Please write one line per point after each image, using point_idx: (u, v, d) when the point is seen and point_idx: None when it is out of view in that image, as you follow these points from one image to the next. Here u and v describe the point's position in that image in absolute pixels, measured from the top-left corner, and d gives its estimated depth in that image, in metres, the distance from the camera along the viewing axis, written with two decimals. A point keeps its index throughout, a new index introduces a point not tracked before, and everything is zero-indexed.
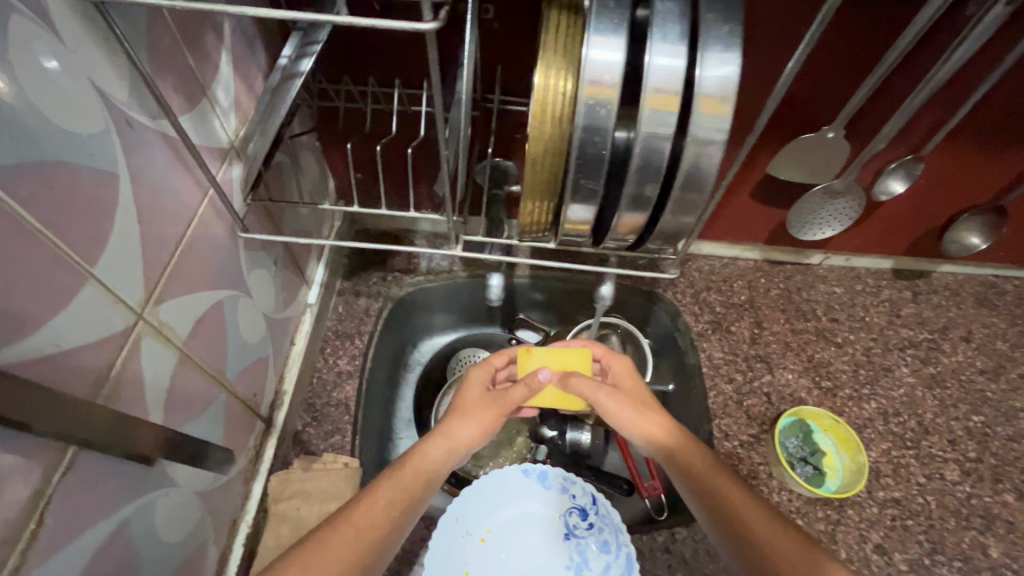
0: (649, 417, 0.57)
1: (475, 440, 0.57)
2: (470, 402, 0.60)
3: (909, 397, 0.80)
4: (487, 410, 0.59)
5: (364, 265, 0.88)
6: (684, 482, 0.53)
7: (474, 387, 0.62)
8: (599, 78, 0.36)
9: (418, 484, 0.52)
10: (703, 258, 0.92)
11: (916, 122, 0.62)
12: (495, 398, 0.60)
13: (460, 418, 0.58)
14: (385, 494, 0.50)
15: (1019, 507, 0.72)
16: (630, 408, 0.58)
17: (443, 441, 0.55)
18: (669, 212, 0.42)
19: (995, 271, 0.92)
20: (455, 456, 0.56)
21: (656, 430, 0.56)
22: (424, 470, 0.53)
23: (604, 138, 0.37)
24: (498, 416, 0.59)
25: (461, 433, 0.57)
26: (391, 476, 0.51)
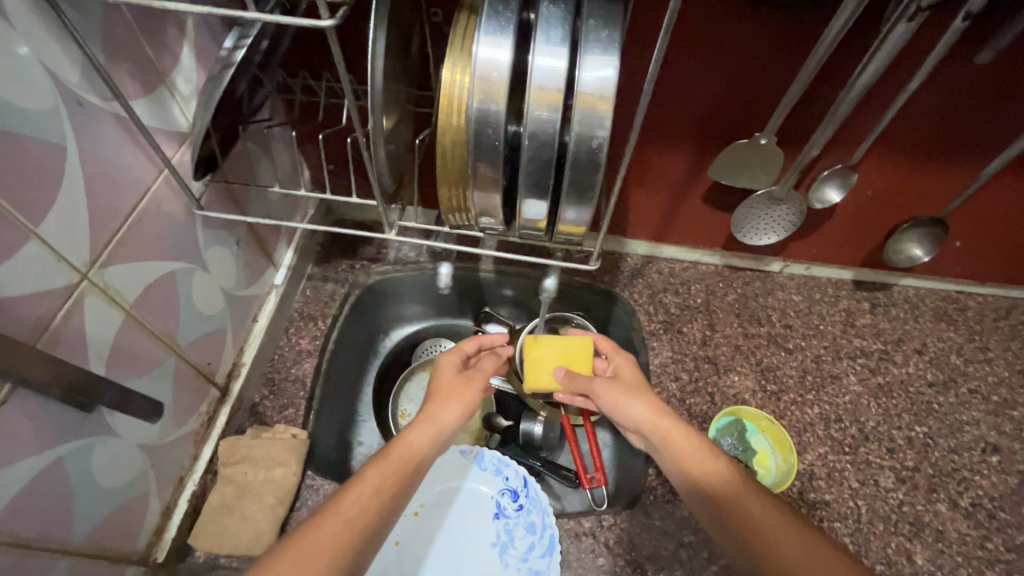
0: (635, 398, 0.61)
1: (459, 420, 0.58)
2: (447, 386, 0.61)
3: (853, 404, 0.81)
4: (466, 390, 0.61)
5: (335, 252, 0.92)
6: (670, 462, 0.57)
7: (448, 370, 0.63)
8: (488, 75, 0.39)
9: (409, 466, 0.51)
10: (664, 260, 0.94)
11: (847, 130, 0.65)
12: (471, 380, 0.62)
13: (442, 400, 0.59)
14: (372, 480, 0.48)
15: (950, 517, 0.73)
16: (618, 392, 0.63)
17: (428, 427, 0.55)
18: (566, 203, 0.45)
19: (956, 285, 0.92)
20: (440, 439, 0.55)
21: (647, 410, 0.60)
22: (412, 453, 0.52)
23: (495, 130, 0.41)
24: (477, 393, 0.61)
25: (445, 414, 0.57)
26: (379, 464, 0.50)
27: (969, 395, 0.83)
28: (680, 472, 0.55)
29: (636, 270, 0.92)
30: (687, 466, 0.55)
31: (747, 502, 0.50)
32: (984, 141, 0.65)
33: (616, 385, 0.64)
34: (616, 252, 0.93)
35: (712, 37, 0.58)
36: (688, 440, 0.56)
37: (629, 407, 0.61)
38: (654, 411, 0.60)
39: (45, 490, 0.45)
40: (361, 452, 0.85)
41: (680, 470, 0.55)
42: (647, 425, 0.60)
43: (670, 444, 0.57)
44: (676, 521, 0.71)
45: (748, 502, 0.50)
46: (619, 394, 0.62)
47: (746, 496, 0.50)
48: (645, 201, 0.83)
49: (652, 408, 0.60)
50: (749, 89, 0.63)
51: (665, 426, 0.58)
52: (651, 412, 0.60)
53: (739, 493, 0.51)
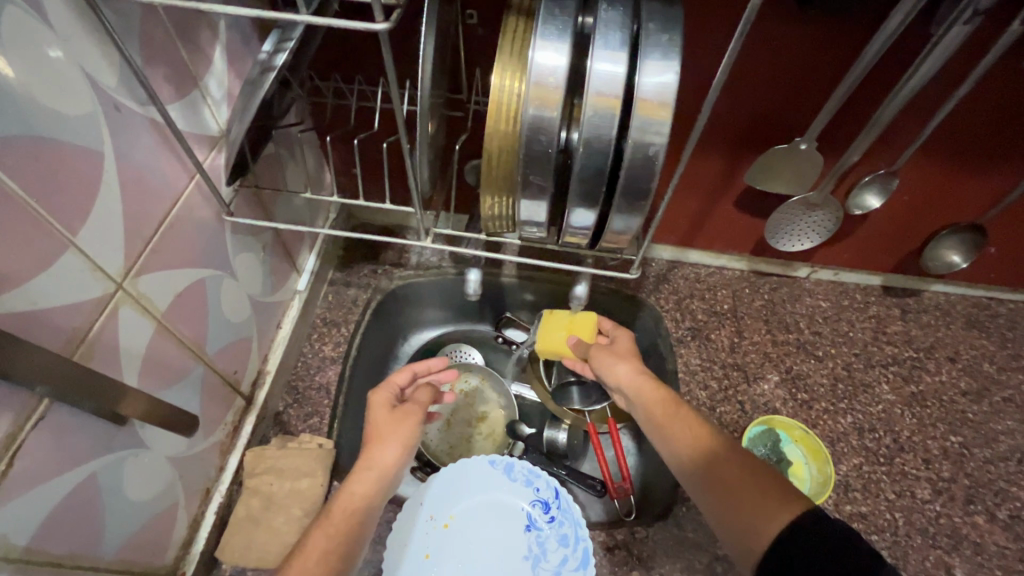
0: (623, 361, 0.62)
1: (401, 460, 0.56)
2: (380, 427, 0.57)
3: (886, 414, 0.80)
4: (402, 427, 0.57)
5: (357, 257, 0.92)
6: (640, 416, 0.58)
7: (379, 408, 0.58)
8: (544, 80, 0.38)
9: (352, 523, 0.51)
10: (690, 265, 0.93)
11: (891, 133, 0.63)
12: (408, 414, 0.58)
13: (376, 444, 0.55)
14: (319, 543, 0.49)
15: (989, 530, 0.71)
16: (606, 355, 0.64)
17: (369, 474, 0.53)
18: (617, 212, 0.44)
19: (988, 291, 0.91)
20: (383, 484, 0.54)
21: (624, 372, 0.61)
22: (354, 509, 0.52)
23: (549, 137, 0.39)
24: (414, 429, 0.57)
25: (381, 458, 0.54)
26: (323, 525, 0.50)
27: (1003, 404, 0.81)
28: (646, 428, 0.57)
29: (662, 275, 0.91)
30: (652, 421, 0.56)
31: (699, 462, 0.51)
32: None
33: (607, 349, 0.65)
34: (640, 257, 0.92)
35: (755, 40, 0.56)
36: (655, 397, 0.57)
37: (613, 366, 0.62)
38: (635, 371, 0.61)
39: (80, 505, 0.44)
40: None
41: (647, 425, 0.57)
42: (624, 383, 0.61)
43: (638, 401, 0.59)
44: (709, 533, 0.69)
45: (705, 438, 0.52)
46: (608, 358, 0.63)
47: (703, 452, 0.51)
48: (674, 206, 0.82)
49: (636, 369, 0.61)
50: (789, 94, 0.62)
51: (641, 384, 0.59)
52: (629, 373, 0.61)
53: (697, 448, 0.51)
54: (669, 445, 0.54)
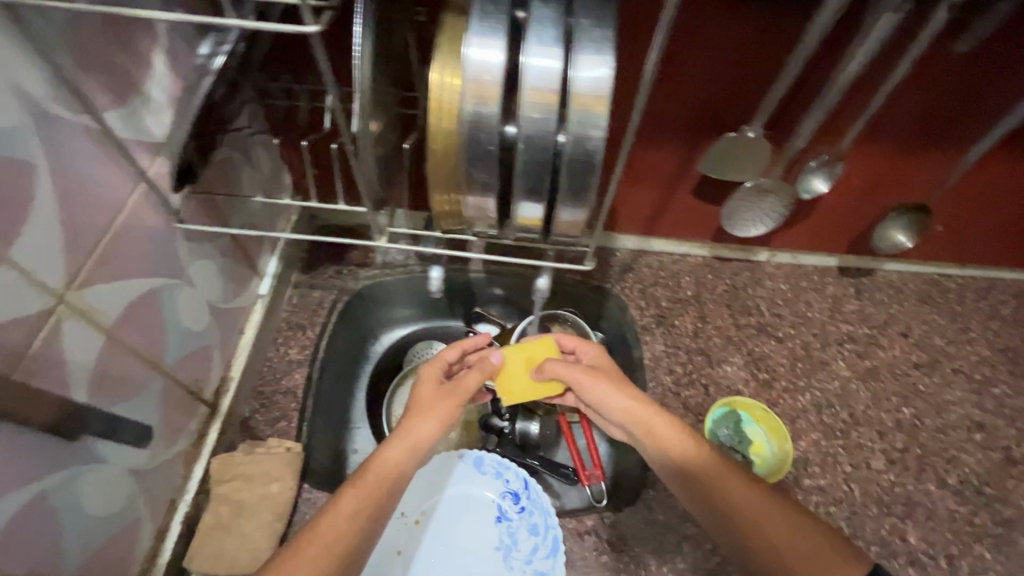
0: (619, 391, 0.60)
1: (437, 435, 0.57)
2: (424, 401, 0.58)
3: (843, 389, 0.83)
4: (442, 405, 0.58)
5: (321, 258, 0.91)
6: (657, 457, 0.57)
7: (427, 384, 0.60)
8: (480, 77, 0.38)
9: (385, 486, 0.52)
10: (653, 253, 0.94)
11: (834, 119, 0.65)
12: (451, 392, 0.60)
13: (419, 414, 0.57)
14: (350, 503, 0.50)
15: (940, 496, 0.75)
16: (601, 380, 0.62)
17: (406, 443, 0.55)
18: (563, 205, 0.45)
19: (937, 269, 0.94)
20: (417, 454, 0.55)
21: (625, 401, 0.59)
22: (388, 474, 0.52)
23: (490, 133, 0.40)
24: (454, 407, 0.59)
25: (421, 429, 0.56)
26: (356, 485, 0.51)
27: (953, 375, 0.85)
28: (665, 467, 0.56)
29: (627, 264, 0.93)
30: (672, 463, 0.55)
31: (728, 501, 0.51)
32: (966, 128, 0.66)
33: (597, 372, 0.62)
34: (605, 248, 0.94)
35: (697, 32, 0.58)
36: (671, 432, 0.56)
37: (607, 397, 0.61)
38: (635, 403, 0.59)
39: (34, 524, 0.44)
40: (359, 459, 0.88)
41: (666, 465, 0.56)
42: (627, 416, 0.59)
43: (653, 439, 0.57)
44: (678, 514, 0.71)
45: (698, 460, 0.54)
46: (600, 382, 0.61)
47: (732, 490, 0.52)
48: (633, 196, 0.83)
49: (634, 397, 0.59)
50: (735, 84, 0.63)
51: (642, 415, 0.58)
52: (627, 403, 0.59)
53: (724, 486, 0.52)
54: (695, 485, 0.54)
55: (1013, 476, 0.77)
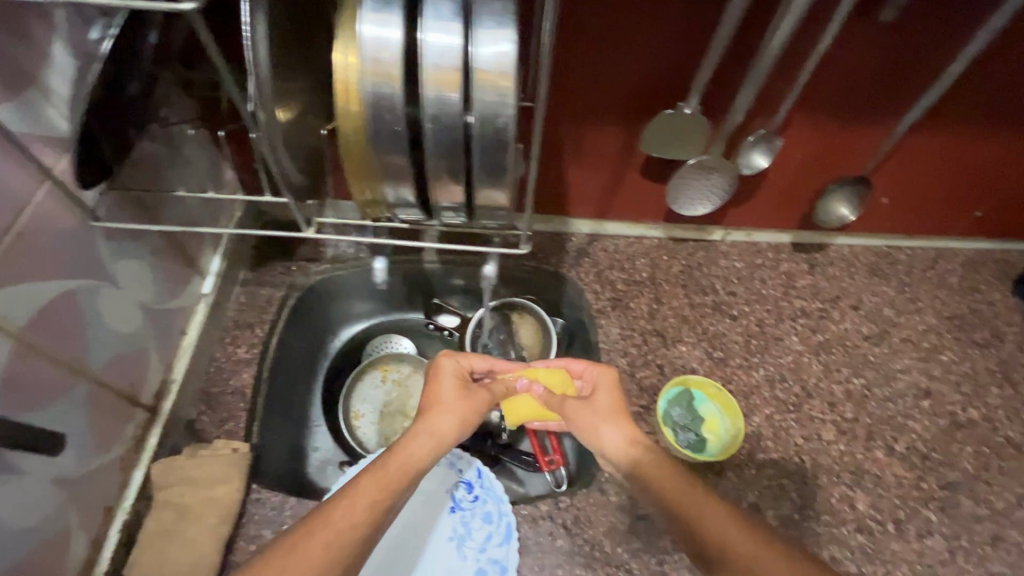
0: (609, 424, 0.61)
1: (457, 433, 0.61)
2: (450, 400, 0.63)
3: (795, 363, 0.84)
4: (467, 406, 0.63)
5: (269, 254, 0.88)
6: (641, 491, 0.55)
7: (454, 386, 0.65)
8: (378, 55, 0.37)
9: (405, 479, 0.53)
10: (609, 237, 0.93)
11: (769, 91, 0.65)
12: (475, 396, 0.65)
13: (442, 412, 0.61)
14: (368, 489, 0.49)
15: (888, 462, 0.76)
16: (588, 418, 0.63)
17: (429, 436, 0.58)
18: (480, 186, 0.44)
19: (886, 241, 0.95)
20: (439, 448, 0.58)
21: (618, 439, 0.60)
22: (411, 466, 0.54)
23: (394, 114, 0.39)
24: (477, 410, 0.64)
25: (443, 427, 0.60)
26: (376, 474, 0.51)
27: (901, 344, 0.86)
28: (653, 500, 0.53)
29: (582, 249, 0.92)
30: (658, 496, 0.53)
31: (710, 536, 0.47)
32: (898, 98, 0.68)
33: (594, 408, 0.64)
34: (560, 233, 0.93)
35: (623, 7, 0.57)
36: (658, 464, 0.55)
37: (599, 433, 0.61)
38: (630, 440, 0.59)
39: None
40: (318, 456, 0.87)
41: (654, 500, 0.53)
42: (620, 452, 0.59)
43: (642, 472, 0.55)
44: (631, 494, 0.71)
45: (660, 472, 0.54)
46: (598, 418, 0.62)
47: (716, 527, 0.48)
48: (581, 178, 0.82)
49: (626, 434, 0.60)
50: (668, 58, 0.63)
51: (636, 454, 0.57)
52: (622, 441, 0.59)
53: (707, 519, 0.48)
54: (682, 519, 0.50)
55: (958, 440, 0.78)
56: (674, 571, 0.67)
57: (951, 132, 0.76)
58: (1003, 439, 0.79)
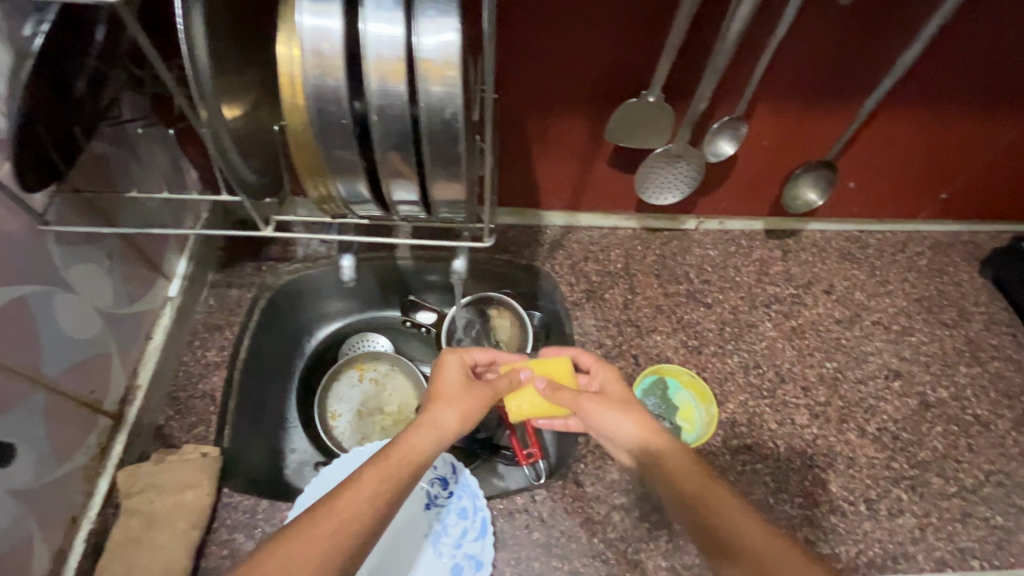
0: (625, 413, 0.61)
1: (459, 427, 0.61)
2: (450, 394, 0.64)
3: (769, 349, 0.84)
4: (468, 399, 0.64)
5: (237, 255, 0.87)
6: (650, 471, 0.57)
7: (454, 380, 0.66)
8: (320, 47, 0.36)
9: (406, 469, 0.54)
10: (583, 229, 0.93)
11: (730, 77, 0.66)
12: (477, 389, 0.65)
13: (446, 404, 0.63)
14: (372, 481, 0.52)
15: (860, 444, 0.77)
16: (609, 408, 0.62)
17: (431, 429, 0.59)
18: (433, 181, 0.43)
19: (858, 225, 0.96)
20: (442, 442, 0.59)
21: (636, 427, 0.60)
22: (412, 458, 0.56)
23: (339, 107, 0.38)
24: (479, 403, 0.64)
25: (446, 418, 0.61)
26: (379, 466, 0.54)
27: (872, 327, 0.87)
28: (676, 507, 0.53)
29: (556, 241, 0.91)
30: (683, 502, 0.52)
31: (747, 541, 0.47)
32: (859, 82, 0.68)
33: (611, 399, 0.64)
34: (534, 226, 0.92)
35: None
36: (685, 468, 0.55)
37: (617, 421, 0.61)
38: (647, 427, 0.60)
39: None
40: (295, 458, 0.86)
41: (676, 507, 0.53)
42: (638, 440, 0.60)
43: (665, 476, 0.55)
44: (607, 485, 0.71)
45: (670, 451, 0.57)
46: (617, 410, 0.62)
47: (751, 536, 0.47)
48: (552, 170, 0.82)
49: (641, 422, 0.61)
50: (628, 45, 0.63)
51: (654, 440, 0.59)
52: (639, 429, 0.60)
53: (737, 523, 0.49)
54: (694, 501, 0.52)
55: (927, 420, 0.80)
56: (649, 559, 0.67)
57: (912, 115, 0.77)
58: (971, 417, 0.80)
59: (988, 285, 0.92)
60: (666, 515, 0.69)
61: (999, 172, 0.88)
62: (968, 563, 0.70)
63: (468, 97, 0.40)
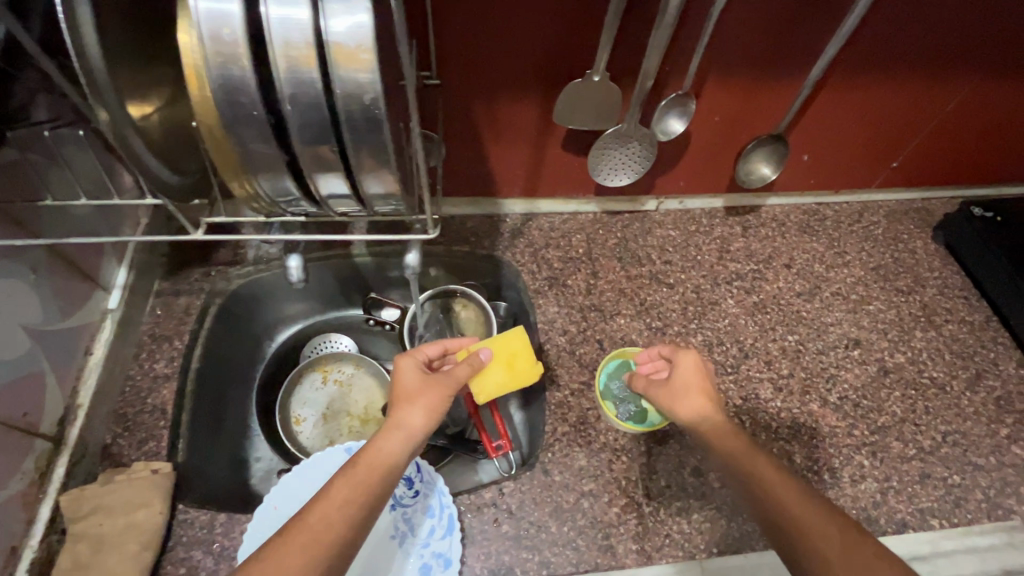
0: (687, 395, 0.63)
1: (426, 423, 0.60)
2: (411, 391, 0.62)
3: (732, 326, 0.85)
4: (430, 393, 0.62)
5: (183, 261, 0.82)
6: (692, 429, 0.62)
7: (412, 375, 0.63)
8: (219, 32, 0.34)
9: (376, 475, 0.54)
10: (543, 216, 0.91)
11: (676, 52, 0.65)
12: (439, 382, 0.63)
13: (408, 404, 0.61)
14: (342, 492, 0.52)
15: (822, 414, 0.78)
16: (682, 395, 0.64)
17: (397, 432, 0.58)
18: (362, 174, 0.41)
19: (815, 198, 0.97)
20: (410, 443, 0.58)
21: (697, 403, 0.63)
22: (381, 464, 0.55)
23: (249, 98, 0.36)
24: (443, 396, 0.62)
25: (412, 418, 0.59)
26: (347, 477, 0.53)
27: (832, 298, 0.88)
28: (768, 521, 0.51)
29: (516, 230, 0.90)
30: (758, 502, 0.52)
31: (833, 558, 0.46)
32: (805, 53, 0.68)
33: (671, 384, 0.65)
34: (493, 215, 0.90)
35: None
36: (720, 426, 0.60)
37: (682, 402, 0.63)
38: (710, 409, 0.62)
39: None
40: (261, 467, 0.84)
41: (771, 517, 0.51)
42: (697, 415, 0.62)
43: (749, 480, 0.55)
44: (575, 472, 0.71)
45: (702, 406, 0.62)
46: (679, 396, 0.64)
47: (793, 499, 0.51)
48: (504, 156, 0.80)
49: (697, 397, 0.63)
50: (569, 22, 0.61)
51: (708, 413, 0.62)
52: (701, 407, 0.62)
53: (802, 516, 0.49)
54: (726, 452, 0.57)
55: (886, 386, 0.81)
56: (621, 543, 0.67)
57: (860, 85, 0.77)
58: (928, 380, 0.82)
59: (941, 250, 0.94)
60: (635, 498, 0.69)
61: (948, 137, 0.89)
62: (928, 522, 0.72)
63: (388, 83, 0.38)
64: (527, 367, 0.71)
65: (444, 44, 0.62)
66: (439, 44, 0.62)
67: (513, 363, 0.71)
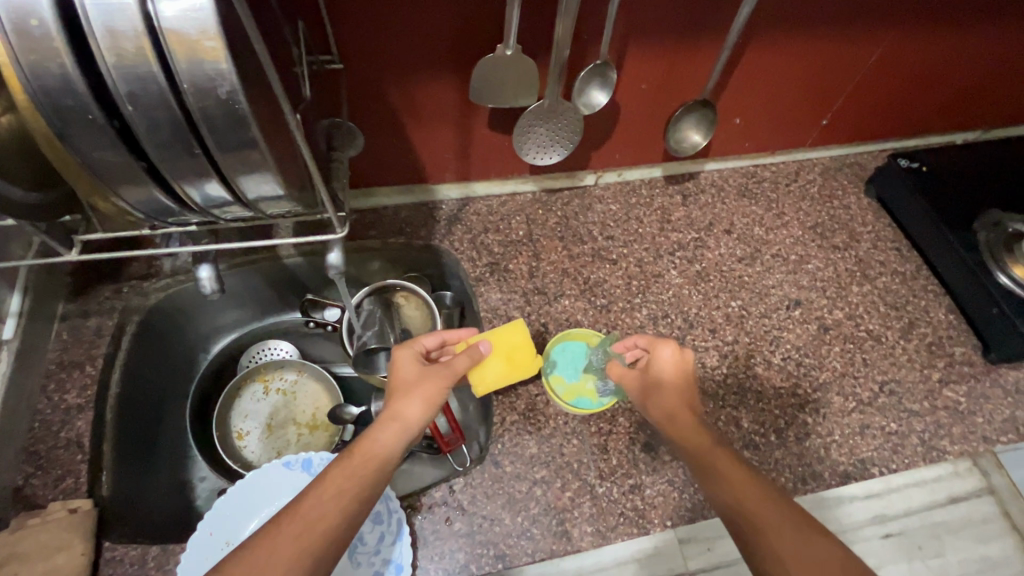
0: (657, 368, 0.64)
1: (424, 415, 0.57)
2: (409, 381, 0.59)
3: (676, 297, 0.84)
4: (428, 382, 0.58)
5: (90, 279, 0.75)
6: (644, 391, 0.63)
7: (410, 365, 0.61)
8: (25, 24, 0.29)
9: (370, 467, 0.52)
10: (480, 199, 0.88)
11: (587, 20, 0.62)
12: (438, 372, 0.60)
13: (404, 396, 0.58)
14: (335, 482, 0.50)
15: (767, 376, 0.79)
16: (648, 374, 0.64)
17: (393, 424, 0.55)
18: (235, 176, 0.37)
19: (753, 159, 0.97)
20: (406, 435, 0.55)
21: (670, 371, 0.63)
22: (375, 456, 0.53)
23: (77, 100, 0.31)
24: (440, 386, 0.58)
25: (408, 410, 0.56)
26: (341, 466, 0.51)
27: (773, 260, 0.89)
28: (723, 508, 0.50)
29: (453, 216, 0.86)
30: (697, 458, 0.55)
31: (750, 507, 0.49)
32: (724, 13, 0.66)
33: (648, 374, 0.64)
34: (426, 203, 0.86)
35: None
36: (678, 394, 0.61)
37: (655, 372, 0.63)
38: (683, 380, 0.63)
39: None
40: (205, 487, 0.80)
41: (719, 496, 0.51)
42: (653, 381, 0.63)
43: (710, 469, 0.53)
44: (527, 461, 0.70)
45: (665, 371, 0.63)
46: (648, 389, 0.63)
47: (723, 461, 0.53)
48: (430, 140, 0.76)
49: (669, 365, 0.63)
50: None
51: (670, 379, 0.62)
52: (669, 373, 0.63)
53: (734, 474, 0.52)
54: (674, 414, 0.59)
55: (826, 343, 0.83)
56: (575, 527, 0.66)
57: (796, 36, 0.75)
58: (864, 333, 0.84)
59: (874, 204, 0.96)
60: (587, 480, 0.69)
61: (874, 92, 0.90)
62: (868, 471, 0.75)
63: (246, 73, 0.34)
64: (526, 359, 0.68)
65: (341, 23, 0.57)
66: (337, 22, 0.57)
67: (512, 357, 0.67)
